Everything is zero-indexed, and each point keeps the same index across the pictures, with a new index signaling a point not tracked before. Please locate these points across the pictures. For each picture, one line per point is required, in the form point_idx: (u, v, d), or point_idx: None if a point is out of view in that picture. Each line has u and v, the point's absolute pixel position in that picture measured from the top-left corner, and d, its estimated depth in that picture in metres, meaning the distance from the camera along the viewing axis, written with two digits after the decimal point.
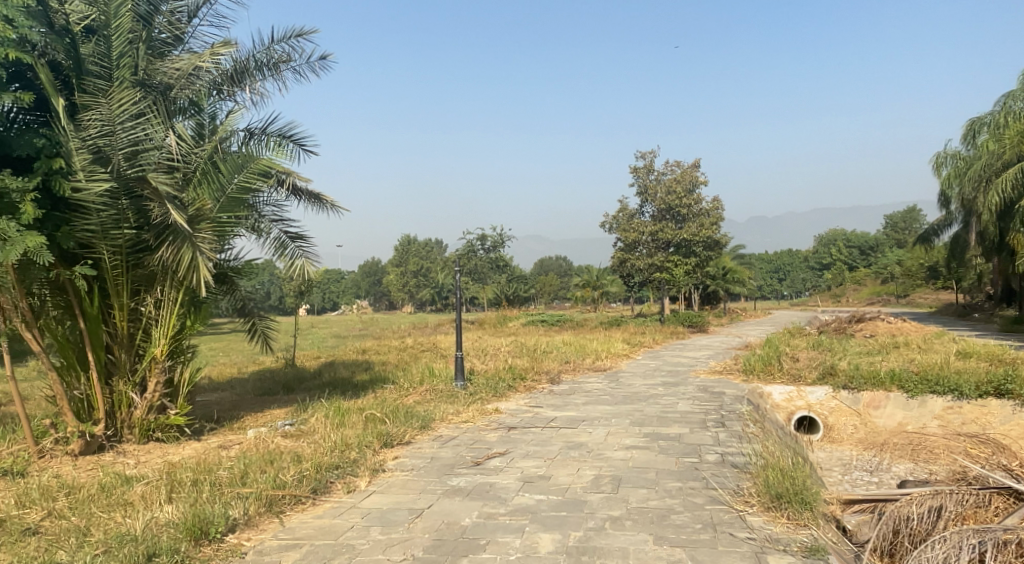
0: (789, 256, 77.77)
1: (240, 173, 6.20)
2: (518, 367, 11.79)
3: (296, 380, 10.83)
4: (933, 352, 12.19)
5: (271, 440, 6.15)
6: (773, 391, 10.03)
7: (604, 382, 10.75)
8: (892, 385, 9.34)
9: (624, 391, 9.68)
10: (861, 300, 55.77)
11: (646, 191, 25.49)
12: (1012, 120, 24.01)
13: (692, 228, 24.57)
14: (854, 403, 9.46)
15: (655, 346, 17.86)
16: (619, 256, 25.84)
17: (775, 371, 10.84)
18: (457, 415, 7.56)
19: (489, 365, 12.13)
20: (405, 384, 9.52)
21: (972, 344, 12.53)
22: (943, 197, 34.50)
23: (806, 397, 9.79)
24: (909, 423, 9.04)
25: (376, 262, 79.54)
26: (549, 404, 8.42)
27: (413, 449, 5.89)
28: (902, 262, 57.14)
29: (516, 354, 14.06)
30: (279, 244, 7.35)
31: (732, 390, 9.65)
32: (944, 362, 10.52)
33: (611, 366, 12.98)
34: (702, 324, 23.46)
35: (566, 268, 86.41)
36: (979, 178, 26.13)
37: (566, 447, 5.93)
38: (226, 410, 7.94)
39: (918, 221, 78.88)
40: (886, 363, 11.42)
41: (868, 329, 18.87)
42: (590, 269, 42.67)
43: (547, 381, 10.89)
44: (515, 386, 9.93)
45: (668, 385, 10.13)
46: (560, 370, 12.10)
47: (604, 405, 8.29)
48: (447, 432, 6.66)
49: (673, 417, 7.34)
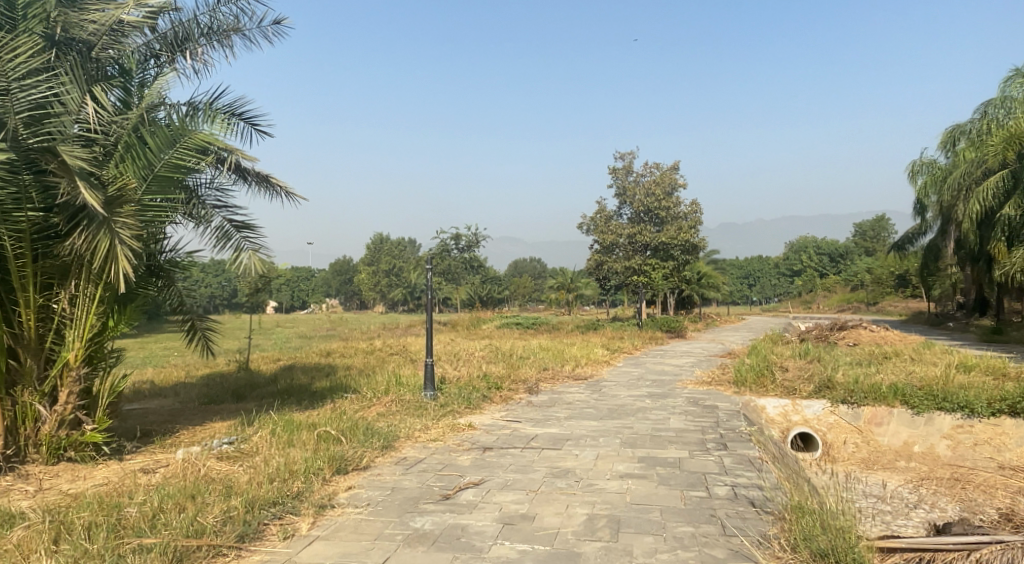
0: (761, 263, 78.10)
1: (171, 149, 5.34)
2: (493, 374, 10.94)
3: (248, 387, 9.84)
4: (928, 363, 11.63)
5: (201, 463, 5.21)
6: (767, 404, 9.33)
7: (586, 393, 9.94)
8: (895, 399, 8.70)
9: (608, 404, 8.88)
10: (833, 307, 55.92)
11: (625, 193, 24.81)
12: (993, 127, 23.82)
13: (672, 231, 23.97)
14: (854, 419, 8.81)
15: (635, 352, 17.12)
16: (596, 259, 25.12)
17: (768, 382, 10.14)
18: (425, 432, 6.69)
19: (462, 372, 11.26)
20: (367, 394, 8.63)
21: (967, 355, 12.01)
22: (919, 205, 34.44)
23: (802, 412, 9.12)
24: (915, 442, 8.41)
25: (346, 261, 77.91)
26: (528, 420, 7.59)
27: (371, 475, 5.01)
28: (871, 269, 57.51)
29: (490, 360, 13.20)
30: (222, 235, 6.42)
31: (724, 403, 8.92)
32: (946, 375, 9.94)
33: (591, 375, 12.19)
34: (681, 330, 22.84)
35: (539, 270, 85.70)
36: (958, 186, 25.96)
37: (551, 475, 5.11)
38: (160, 424, 6.99)
39: (887, 230, 79.96)
40: (882, 374, 10.82)
41: (851, 337, 18.40)
42: (564, 271, 41.92)
43: (525, 391, 10.05)
44: (489, 396, 9.08)
45: (656, 397, 9.36)
46: (538, 378, 11.26)
47: (589, 421, 7.48)
48: (413, 454, 5.80)
49: (668, 437, 6.58)
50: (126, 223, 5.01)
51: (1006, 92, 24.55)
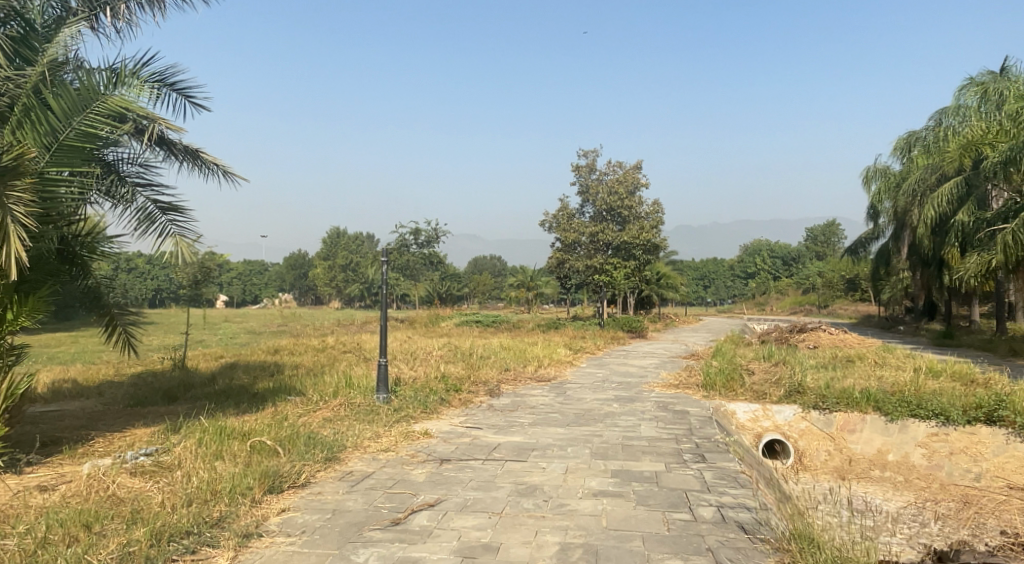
0: (716, 264, 79.07)
1: (80, 114, 4.80)
2: (451, 375, 10.32)
3: (183, 388, 9.01)
4: (894, 367, 11.44)
5: (111, 479, 4.50)
6: (737, 409, 8.92)
7: (551, 396, 9.40)
8: (868, 405, 8.35)
9: (575, 408, 8.35)
10: (786, 309, 56.76)
11: (588, 191, 24.44)
12: (948, 135, 24.21)
13: (634, 231, 23.65)
14: (826, 425, 8.48)
15: (597, 352, 16.68)
16: (558, 257, 24.70)
17: (736, 385, 9.77)
18: (375, 442, 6.04)
19: (419, 372, 10.62)
20: (313, 396, 7.91)
21: (932, 360, 11.88)
22: (872, 211, 34.96)
23: (772, 417, 8.75)
24: (889, 450, 8.10)
25: (301, 255, 76.01)
26: (489, 427, 7.00)
27: (310, 494, 4.38)
28: (822, 272, 58.59)
29: (448, 359, 12.56)
30: (146, 218, 5.73)
31: (695, 408, 8.48)
32: (916, 380, 9.71)
33: (554, 376, 11.66)
34: (642, 330, 22.52)
35: (499, 267, 85.30)
36: (912, 192, 26.35)
37: (516, 494, 4.55)
38: (74, 431, 6.21)
39: (837, 236, 82.02)
40: (850, 378, 10.56)
41: (811, 339, 18.31)
42: (524, 269, 41.46)
43: (485, 393, 9.46)
44: (447, 400, 8.45)
45: (623, 401, 8.88)
46: (499, 380, 10.68)
47: (555, 429, 6.92)
48: (360, 467, 5.17)
49: (641, 448, 6.08)
50: (21, 197, 4.36)
51: (960, 100, 25.02)
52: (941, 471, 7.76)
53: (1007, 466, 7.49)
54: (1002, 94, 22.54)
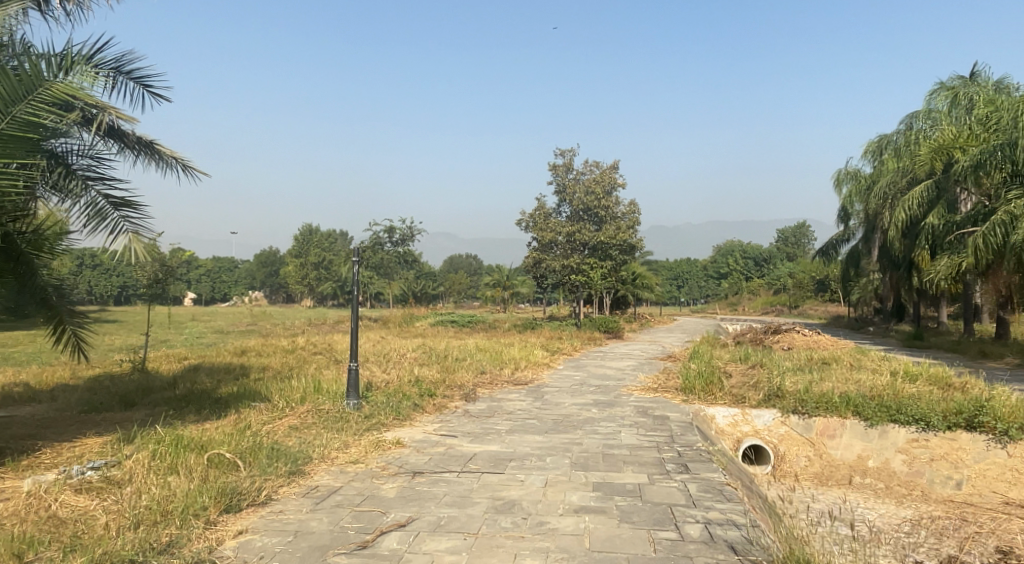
0: (689, 265, 79.60)
1: (23, 101, 4.52)
2: (426, 378, 10.03)
3: (142, 393, 8.59)
4: (870, 370, 11.41)
5: (52, 497, 4.16)
6: (716, 413, 8.76)
7: (528, 401, 9.16)
8: (847, 410, 8.23)
9: (553, 415, 8.12)
10: (758, 309, 57.28)
11: (565, 191, 24.26)
12: (919, 138, 24.52)
13: (611, 231, 23.54)
14: (806, 430, 8.37)
15: (574, 354, 16.50)
16: (534, 257, 24.52)
17: (715, 388, 9.60)
18: (344, 452, 5.74)
19: (392, 375, 10.32)
20: (279, 403, 7.56)
21: (907, 363, 11.89)
22: (843, 213, 35.34)
23: (752, 422, 8.61)
24: (869, 456, 8.00)
25: (273, 252, 74.85)
26: (464, 436, 6.73)
27: (270, 513, 4.10)
28: (794, 273, 59.29)
29: (423, 361, 12.25)
30: (98, 214, 5.42)
31: (674, 414, 8.30)
32: (893, 383, 9.67)
33: (531, 379, 11.44)
34: (618, 331, 22.40)
35: (474, 266, 84.98)
36: (883, 195, 26.66)
37: (493, 511, 4.31)
38: (19, 440, 5.83)
39: (808, 238, 83.21)
40: (828, 381, 10.49)
41: (786, 340, 18.34)
42: (499, 268, 41.20)
43: (461, 398, 9.19)
44: (421, 405, 8.16)
45: (602, 406, 8.68)
46: (475, 383, 10.41)
47: (532, 437, 6.69)
48: (327, 481, 4.88)
49: (622, 458, 5.87)
50: None
51: (930, 105, 25.39)
52: (921, 478, 7.68)
53: (987, 473, 7.42)
54: (972, 99, 22.92)
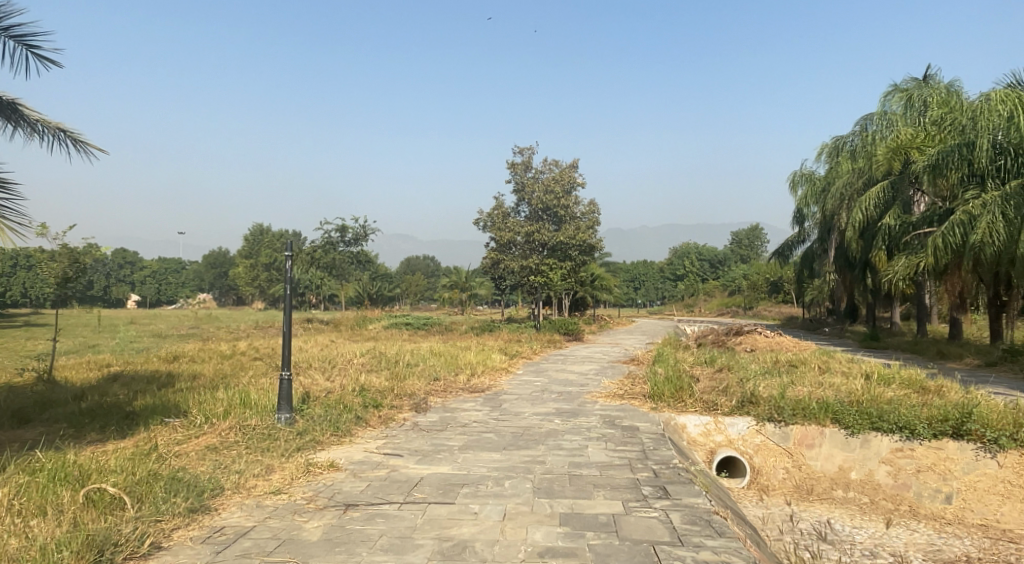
0: (646, 266, 79.79)
1: None
2: (371, 387, 9.13)
3: (41, 407, 7.54)
4: (842, 373, 10.93)
5: None
6: (687, 422, 8.15)
7: (484, 411, 8.35)
8: (826, 417, 7.68)
9: (511, 427, 7.35)
10: (714, 311, 57.41)
11: (523, 189, 23.49)
12: (875, 139, 24.55)
13: (570, 230, 22.92)
14: (783, 440, 7.76)
15: (533, 357, 15.75)
16: (492, 258, 23.70)
17: (685, 393, 8.94)
18: (264, 480, 4.89)
19: (336, 384, 9.41)
20: (197, 419, 6.65)
21: (879, 366, 11.46)
22: (799, 214, 35.44)
23: (725, 431, 7.99)
24: (852, 467, 7.44)
25: (222, 253, 72.28)
26: (410, 457, 5.90)
27: None
28: (748, 274, 59.84)
29: (371, 367, 11.32)
30: None
31: (644, 425, 7.63)
32: (869, 387, 9.18)
33: (488, 386, 10.65)
34: (578, 333, 21.75)
35: (431, 268, 83.84)
36: (840, 196, 26.68)
37: (438, 559, 3.54)
38: None
39: (761, 240, 84.39)
40: (801, 384, 9.97)
41: (748, 342, 17.93)
42: (457, 269, 40.25)
43: (410, 408, 8.34)
44: (365, 419, 7.30)
45: (564, 417, 7.96)
46: (427, 391, 9.56)
47: (489, 456, 5.91)
48: (237, 520, 4.08)
49: (592, 482, 5.12)
50: None
51: (885, 107, 25.53)
52: (909, 491, 7.16)
53: (977, 486, 6.93)
54: (926, 101, 23.05)
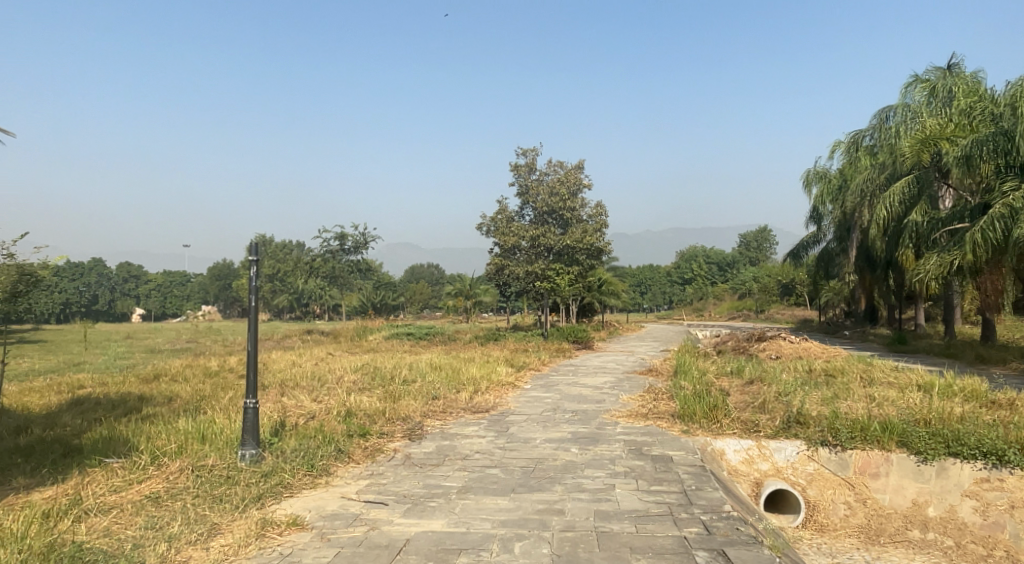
0: (652, 269, 78.46)
1: None
2: (359, 410, 8.02)
3: None
4: (889, 384, 9.76)
5: None
6: (726, 448, 7.06)
7: (488, 437, 7.20)
8: (892, 441, 6.66)
9: (520, 460, 6.22)
10: (724, 314, 56.07)
11: (528, 192, 22.36)
12: (897, 132, 23.34)
13: (577, 234, 21.81)
14: (840, 468, 6.73)
15: (542, 369, 14.59)
16: (496, 264, 22.58)
17: (721, 413, 7.75)
18: (201, 552, 3.83)
19: (320, 408, 8.29)
20: (141, 458, 5.57)
21: (929, 375, 10.26)
22: (814, 213, 34.09)
23: (771, 458, 6.95)
24: (929, 501, 6.43)
25: (225, 264, 71.49)
26: (398, 505, 4.79)
27: None
28: (757, 277, 58.64)
29: (362, 385, 10.20)
30: None
31: (678, 453, 6.54)
32: (929, 401, 8.02)
33: (493, 404, 9.53)
34: (588, 341, 20.59)
35: (436, 276, 82.71)
36: (860, 193, 25.39)
37: None
38: None
39: (769, 242, 83.12)
40: (848, 398, 8.80)
41: (772, 348, 16.75)
42: (461, 276, 39.18)
43: (403, 436, 7.22)
44: (347, 452, 6.21)
45: (582, 445, 6.82)
46: (424, 413, 8.43)
47: (494, 504, 4.81)
48: None
49: (628, 544, 4.01)
50: None
51: (906, 99, 24.35)
52: (1003, 532, 6.15)
53: None
54: (951, 91, 21.86)
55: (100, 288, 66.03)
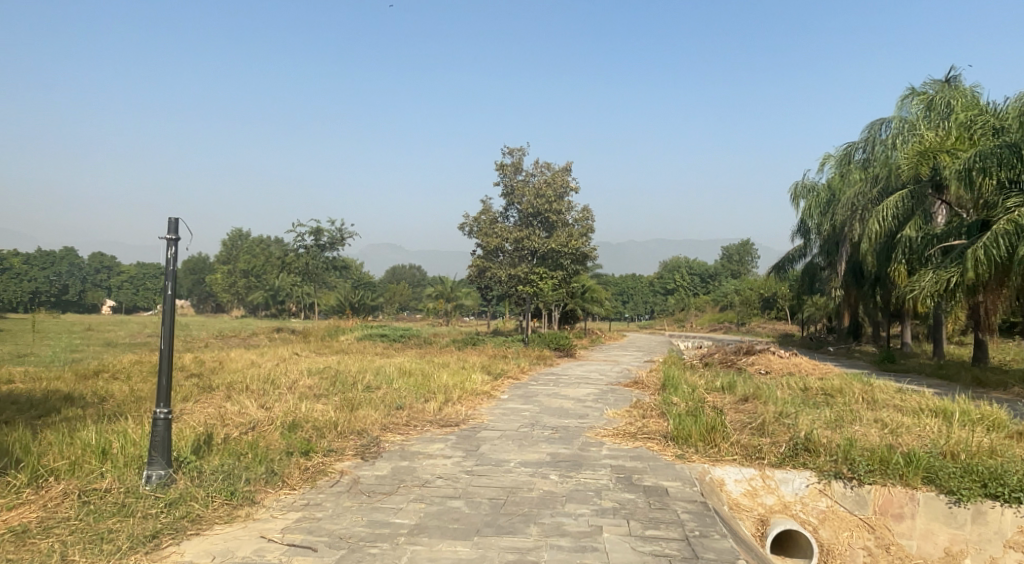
0: (634, 277, 77.73)
1: None
2: (308, 422, 6.98)
3: None
4: (897, 408, 8.92)
5: None
6: (726, 477, 6.14)
7: (454, 459, 6.20)
8: (917, 478, 5.81)
9: (489, 489, 5.24)
10: (705, 326, 55.52)
11: (513, 193, 21.41)
12: (893, 145, 22.70)
13: (563, 238, 20.88)
14: (857, 507, 5.85)
15: (521, 377, 13.61)
16: (477, 265, 21.59)
17: (719, 436, 6.79)
18: None
19: (264, 417, 7.24)
20: (21, 476, 4.54)
21: (941, 399, 9.41)
22: (801, 228, 33.42)
23: (777, 491, 6.04)
24: (961, 547, 5.66)
25: (202, 258, 69.84)
26: (329, 552, 3.82)
27: None
28: (740, 290, 58.21)
29: (319, 391, 9.17)
30: None
31: (672, 484, 5.59)
32: (951, 430, 7.15)
33: (465, 416, 8.56)
34: (570, 349, 19.65)
35: (417, 278, 81.52)
36: (851, 206, 24.66)
37: None
38: None
39: (752, 255, 82.90)
40: (856, 422, 7.91)
41: (761, 363, 15.91)
42: (442, 278, 38.22)
43: (355, 455, 6.20)
44: (283, 475, 5.20)
45: (562, 471, 5.84)
46: (384, 426, 7.42)
47: (452, 554, 3.84)
48: None
49: None
50: None
51: (901, 112, 23.73)
52: None
53: None
54: (948, 104, 21.25)
55: (71, 279, 64.13)
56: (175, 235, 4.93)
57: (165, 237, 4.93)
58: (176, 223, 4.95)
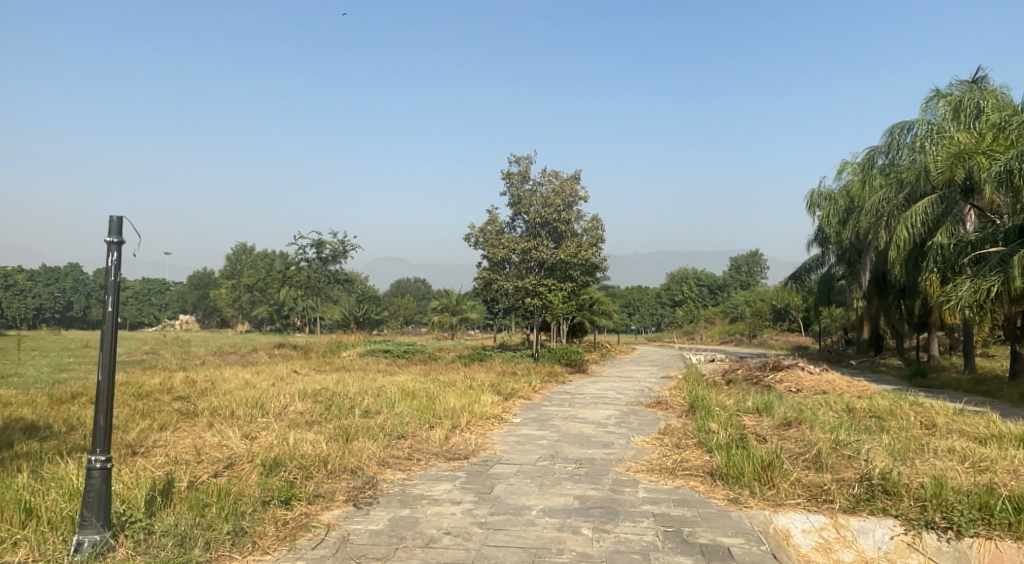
0: (640, 289, 76.55)
1: None
2: (293, 457, 5.97)
3: None
4: (964, 434, 7.85)
5: None
6: (792, 526, 5.09)
7: (465, 505, 5.16)
8: None
9: (510, 551, 4.22)
10: (715, 338, 54.26)
11: (520, 203, 20.44)
12: (919, 149, 21.58)
13: (572, 248, 19.88)
14: None
15: (533, 397, 12.57)
16: (483, 278, 20.59)
17: (777, 475, 5.74)
18: None
19: (242, 451, 6.23)
20: None
21: (1011, 423, 8.30)
22: (819, 237, 32.26)
23: (855, 544, 5.00)
24: None
25: (206, 273, 69.11)
26: None
27: None
28: (750, 301, 57.00)
29: (311, 419, 8.15)
30: None
31: (733, 540, 4.56)
32: None
33: (476, 445, 7.54)
34: (583, 364, 18.59)
35: (422, 291, 80.61)
36: (874, 214, 23.44)
37: None
38: None
39: (760, 265, 81.59)
40: (926, 453, 6.83)
41: (790, 380, 14.80)
42: (447, 291, 37.29)
43: (346, 500, 5.19)
44: (253, 533, 4.21)
45: (595, 523, 4.80)
46: (382, 461, 6.39)
47: None
48: None
49: None
50: None
51: (926, 115, 22.69)
52: None
53: None
54: (978, 106, 20.14)
55: (76, 293, 63.53)
56: (118, 237, 3.96)
57: (105, 239, 3.96)
58: (120, 222, 3.98)
